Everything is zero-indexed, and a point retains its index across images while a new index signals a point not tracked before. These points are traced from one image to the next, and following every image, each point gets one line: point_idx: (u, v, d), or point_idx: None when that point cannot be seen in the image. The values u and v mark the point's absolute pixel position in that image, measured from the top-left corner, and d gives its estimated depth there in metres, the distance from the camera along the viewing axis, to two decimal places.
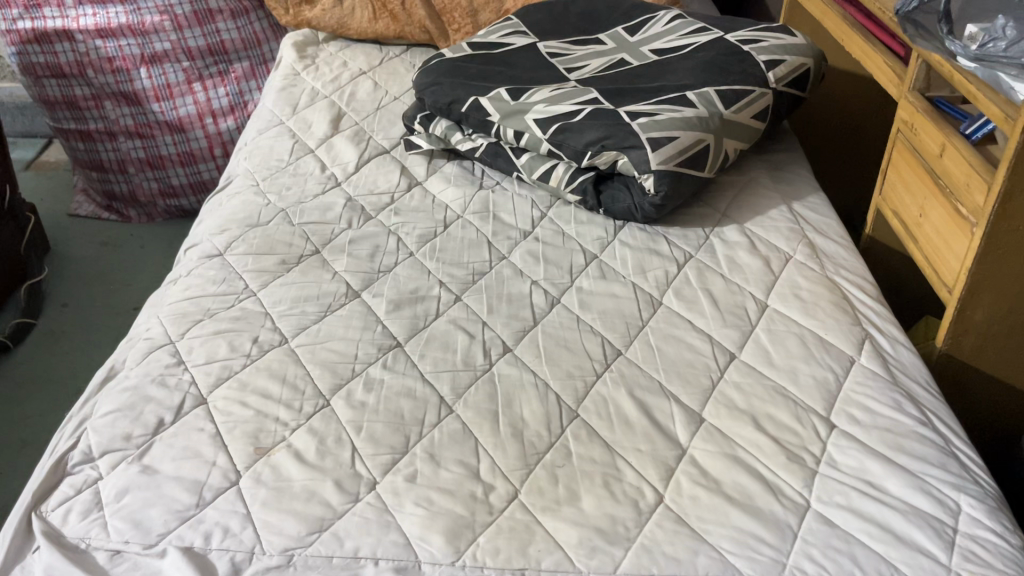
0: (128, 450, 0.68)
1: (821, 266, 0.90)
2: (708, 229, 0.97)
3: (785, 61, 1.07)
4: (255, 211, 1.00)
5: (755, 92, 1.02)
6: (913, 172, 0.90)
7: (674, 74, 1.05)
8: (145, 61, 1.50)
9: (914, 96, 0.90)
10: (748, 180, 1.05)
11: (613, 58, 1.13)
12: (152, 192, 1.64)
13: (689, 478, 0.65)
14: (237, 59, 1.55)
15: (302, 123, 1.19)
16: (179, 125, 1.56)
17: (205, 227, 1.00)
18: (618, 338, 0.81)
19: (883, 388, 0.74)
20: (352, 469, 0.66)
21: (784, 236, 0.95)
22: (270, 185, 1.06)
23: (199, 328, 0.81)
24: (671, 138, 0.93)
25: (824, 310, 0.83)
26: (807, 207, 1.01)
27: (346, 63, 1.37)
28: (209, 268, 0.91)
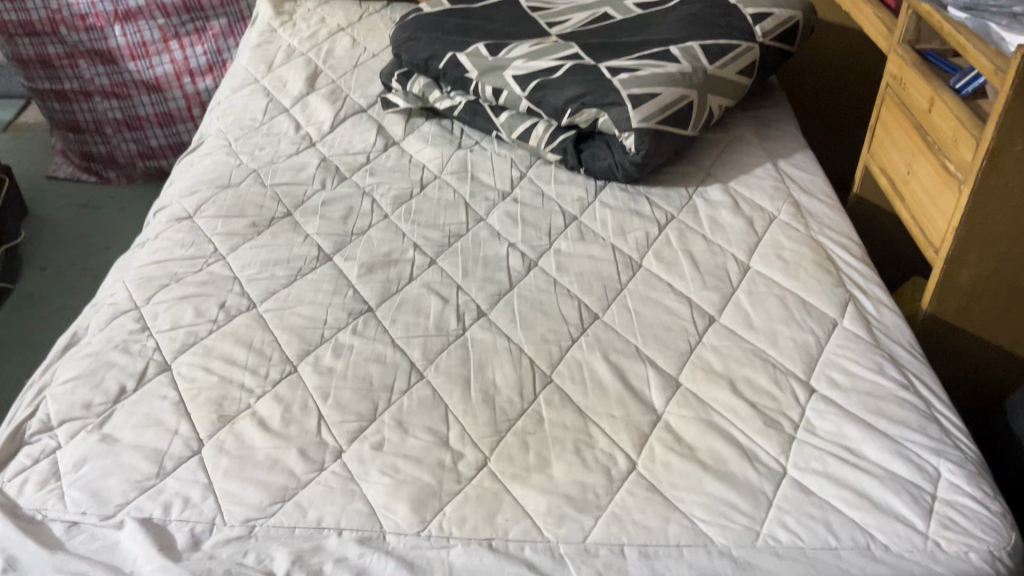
0: (88, 419, 0.66)
1: (805, 226, 0.88)
2: (691, 189, 0.94)
3: (772, 15, 1.03)
4: (226, 172, 0.97)
5: (741, 47, 0.99)
6: (901, 128, 0.87)
7: (657, 28, 1.02)
8: (119, 19, 1.46)
9: (903, 48, 0.87)
10: (733, 138, 1.02)
11: (596, 12, 1.09)
12: (131, 153, 1.61)
13: (663, 445, 0.64)
14: (214, 16, 1.51)
15: (277, 81, 1.16)
16: (157, 84, 1.53)
17: (175, 188, 0.97)
18: (594, 301, 0.79)
19: (865, 351, 0.72)
20: (317, 438, 0.64)
21: (768, 195, 0.92)
22: (242, 145, 1.03)
23: (165, 293, 0.79)
24: (653, 95, 0.90)
25: (807, 272, 0.81)
26: (793, 165, 0.99)
27: (324, 19, 1.33)
28: (178, 231, 0.88)
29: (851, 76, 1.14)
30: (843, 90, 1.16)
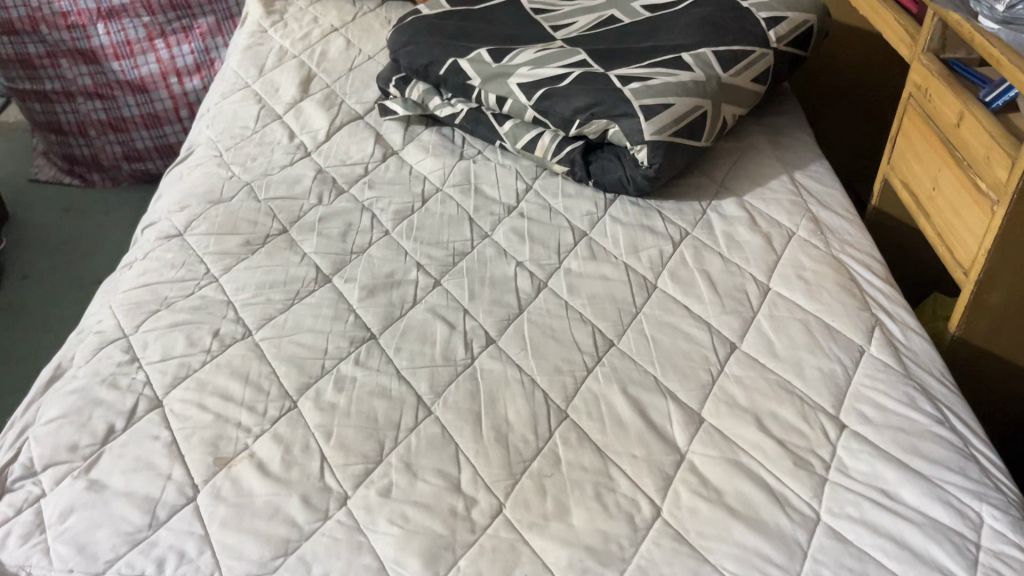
0: (74, 463, 0.62)
1: (825, 243, 0.85)
2: (704, 202, 0.90)
3: (786, 19, 0.99)
4: (217, 185, 0.93)
5: (755, 53, 0.95)
6: (925, 141, 0.83)
7: (668, 32, 0.97)
8: (102, 17, 1.40)
9: (927, 58, 0.83)
10: (746, 147, 0.98)
11: (602, 14, 1.05)
12: (116, 156, 1.55)
13: (688, 488, 0.60)
14: (201, 14, 1.46)
15: (268, 86, 1.11)
16: (142, 85, 1.47)
17: (163, 202, 0.93)
18: (609, 327, 0.75)
19: (895, 381, 0.68)
20: (321, 483, 0.60)
21: (785, 210, 0.89)
22: (234, 156, 0.98)
23: (155, 321, 0.74)
24: (666, 105, 0.86)
25: (830, 294, 0.77)
26: (809, 176, 0.95)
27: (316, 18, 1.28)
28: (167, 250, 0.84)
29: (864, 78, 1.10)
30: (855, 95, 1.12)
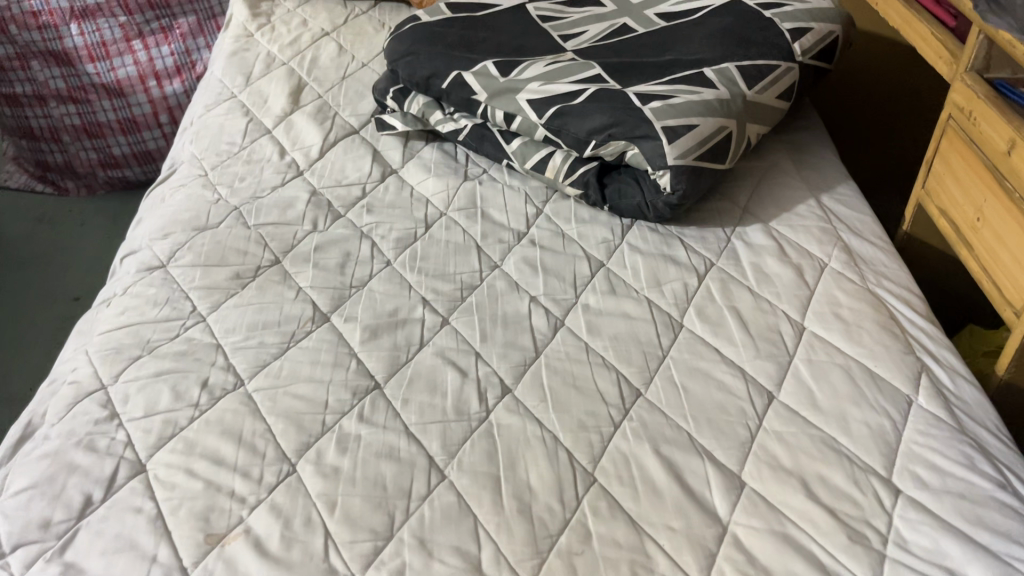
0: (46, 543, 0.56)
1: (860, 275, 0.79)
2: (728, 229, 0.85)
3: (812, 29, 0.93)
4: (203, 210, 0.86)
5: (781, 68, 0.89)
6: (968, 167, 0.77)
7: (686, 45, 0.91)
8: (76, 17, 1.32)
9: (971, 78, 0.77)
10: (768, 166, 0.92)
11: (613, 23, 0.99)
12: (91, 162, 1.46)
13: (735, 568, 0.55)
14: (181, 13, 1.38)
15: (256, 96, 1.04)
16: (118, 88, 1.39)
17: (143, 228, 0.85)
18: (635, 374, 0.69)
19: (950, 437, 0.63)
20: (326, 564, 0.54)
21: (816, 238, 0.83)
22: (220, 176, 0.91)
23: (136, 369, 0.67)
24: (689, 126, 0.80)
25: (870, 335, 0.72)
26: (836, 199, 0.89)
27: (306, 21, 1.20)
28: (149, 285, 0.77)
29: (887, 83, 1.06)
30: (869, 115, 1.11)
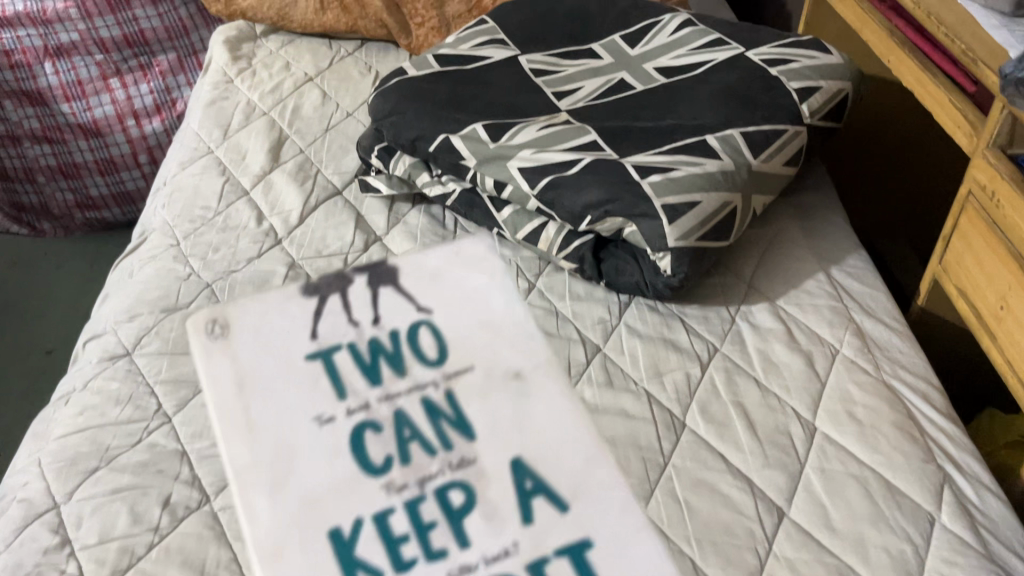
0: None
1: (874, 364, 0.74)
2: (733, 308, 0.79)
3: (821, 88, 0.88)
4: (172, 288, 0.80)
5: (788, 133, 0.84)
6: (992, 252, 0.72)
7: (688, 106, 0.86)
8: (49, 55, 1.27)
9: (993, 155, 0.71)
10: (775, 233, 0.87)
11: (610, 78, 0.93)
12: (68, 204, 1.40)
13: None
14: (160, 50, 1.32)
15: (234, 152, 0.98)
16: (95, 128, 1.33)
17: (108, 308, 0.80)
18: (635, 486, 0.63)
19: (978, 568, 0.59)
20: None
21: (827, 319, 0.77)
22: (192, 246, 0.86)
23: (92, 485, 0.63)
24: (691, 204, 0.75)
25: (887, 440, 0.67)
26: (847, 272, 0.83)
27: (289, 65, 1.15)
28: (111, 378, 0.72)
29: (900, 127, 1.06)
30: (893, 181, 1.11)
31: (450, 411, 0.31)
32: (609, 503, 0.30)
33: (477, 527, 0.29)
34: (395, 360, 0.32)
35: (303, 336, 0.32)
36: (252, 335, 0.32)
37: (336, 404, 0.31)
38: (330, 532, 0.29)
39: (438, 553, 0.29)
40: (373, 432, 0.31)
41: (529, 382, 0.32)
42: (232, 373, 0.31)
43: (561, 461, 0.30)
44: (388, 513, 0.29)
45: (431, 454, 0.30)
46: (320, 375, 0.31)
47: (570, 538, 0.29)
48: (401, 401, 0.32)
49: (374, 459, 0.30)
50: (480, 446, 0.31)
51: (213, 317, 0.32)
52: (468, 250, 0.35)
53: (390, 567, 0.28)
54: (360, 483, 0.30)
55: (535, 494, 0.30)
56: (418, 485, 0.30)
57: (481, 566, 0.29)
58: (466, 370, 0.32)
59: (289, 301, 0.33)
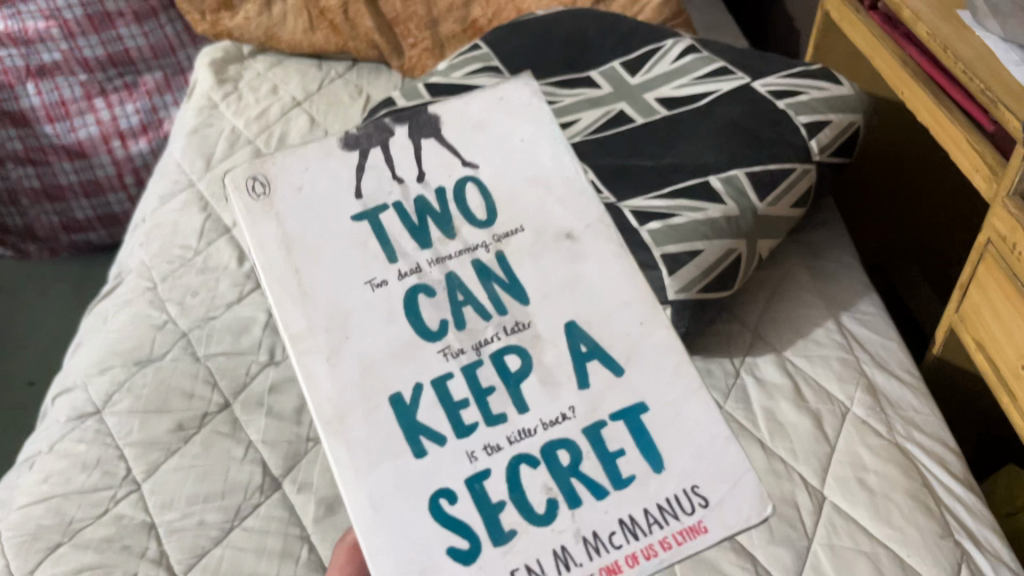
0: None
1: (887, 425, 0.69)
2: (737, 360, 0.75)
3: (831, 122, 0.83)
4: (147, 337, 0.76)
5: (797, 171, 0.79)
6: (1015, 309, 0.67)
7: (690, 142, 0.81)
8: (32, 75, 1.23)
9: (1014, 203, 0.66)
10: (781, 276, 0.83)
11: (609, 109, 0.89)
12: (53, 226, 1.36)
13: None
14: (147, 70, 1.28)
15: (216, 185, 0.94)
16: (80, 150, 1.30)
17: (79, 359, 0.76)
18: None
19: None
20: None
21: (836, 373, 0.73)
22: (170, 290, 0.82)
23: (55, 565, 0.60)
24: (692, 253, 0.71)
25: (900, 512, 0.63)
26: (858, 320, 0.79)
27: (277, 88, 1.11)
28: (78, 439, 0.68)
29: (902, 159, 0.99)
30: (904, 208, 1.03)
31: (500, 275, 0.45)
32: (648, 369, 0.44)
33: (531, 390, 0.43)
34: (443, 223, 0.45)
35: (352, 198, 0.45)
36: (320, 201, 0.45)
37: (390, 267, 0.44)
38: (392, 396, 0.42)
39: (497, 416, 0.43)
40: (425, 295, 0.44)
41: (578, 243, 0.46)
42: (279, 235, 0.44)
43: (606, 324, 0.44)
44: (449, 377, 0.43)
45: (486, 318, 0.44)
46: (370, 239, 0.45)
47: (625, 404, 0.43)
48: (451, 266, 0.45)
49: (430, 322, 0.44)
50: (529, 309, 0.44)
51: (257, 176, 0.45)
52: (513, 98, 0.48)
53: (452, 432, 0.42)
54: (421, 343, 0.43)
55: (589, 357, 0.44)
56: (474, 350, 0.43)
57: (537, 427, 0.43)
58: (514, 232, 0.45)
59: (334, 155, 0.46)
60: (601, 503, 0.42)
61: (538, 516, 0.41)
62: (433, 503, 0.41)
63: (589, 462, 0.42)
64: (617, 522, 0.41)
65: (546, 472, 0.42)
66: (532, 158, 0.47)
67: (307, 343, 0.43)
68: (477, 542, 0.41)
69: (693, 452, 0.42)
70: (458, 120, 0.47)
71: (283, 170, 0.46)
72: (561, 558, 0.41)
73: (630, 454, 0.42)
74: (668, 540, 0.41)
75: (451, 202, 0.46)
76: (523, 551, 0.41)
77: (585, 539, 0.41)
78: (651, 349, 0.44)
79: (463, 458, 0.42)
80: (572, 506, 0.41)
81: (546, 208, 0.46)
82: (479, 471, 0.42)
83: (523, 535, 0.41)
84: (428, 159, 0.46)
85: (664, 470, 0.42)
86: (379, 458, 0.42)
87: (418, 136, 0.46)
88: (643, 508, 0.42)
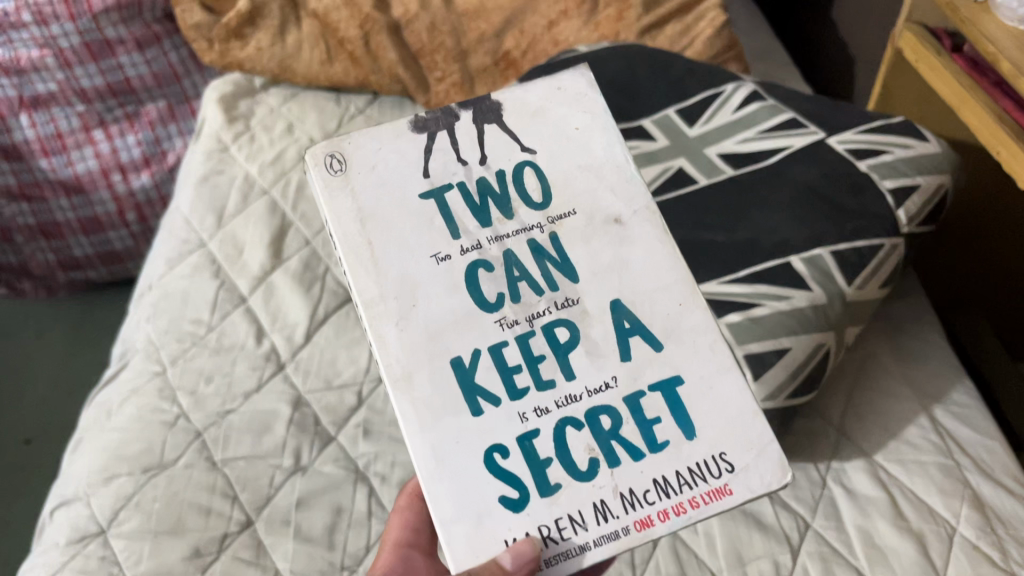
0: None
1: (1001, 550, 0.61)
2: (823, 465, 0.67)
3: (919, 186, 0.74)
4: (157, 439, 0.67)
5: (884, 248, 0.70)
6: None
7: (763, 212, 0.73)
8: (26, 106, 1.13)
9: None
10: (863, 357, 0.75)
11: (667, 167, 0.80)
12: (49, 264, 1.28)
13: None
14: (149, 99, 1.18)
15: (229, 246, 0.85)
16: (78, 185, 1.21)
17: (79, 465, 0.68)
18: None
19: None
20: None
21: (937, 484, 0.65)
22: (180, 376, 0.73)
23: None
24: (779, 351, 0.63)
25: None
26: (952, 412, 0.70)
27: (292, 127, 1.02)
28: (79, 569, 0.60)
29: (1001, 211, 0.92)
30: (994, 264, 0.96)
31: (554, 253, 0.45)
32: (690, 346, 0.44)
33: (581, 361, 0.44)
34: (503, 203, 0.46)
35: (418, 175, 0.46)
36: (388, 167, 0.46)
37: (452, 243, 0.45)
38: (454, 358, 0.43)
39: (547, 381, 0.43)
40: (485, 270, 0.45)
41: (627, 228, 0.46)
42: (354, 207, 0.45)
43: (652, 307, 0.45)
44: (504, 344, 0.44)
45: (540, 293, 0.45)
46: (435, 213, 0.45)
47: (664, 375, 0.44)
48: (508, 243, 0.45)
49: (488, 294, 0.44)
50: (579, 286, 0.45)
51: (334, 152, 0.45)
52: (570, 85, 0.49)
53: (507, 394, 0.43)
54: (479, 314, 0.44)
55: (632, 332, 0.44)
56: (527, 322, 0.44)
57: (584, 394, 0.43)
58: (567, 215, 0.46)
59: (404, 135, 0.46)
60: (638, 464, 0.43)
61: (580, 472, 0.42)
62: (487, 458, 0.42)
63: (630, 427, 0.43)
64: (652, 481, 0.42)
65: (589, 434, 0.43)
66: (587, 146, 0.47)
67: (378, 308, 0.43)
68: (526, 491, 0.42)
69: (730, 422, 0.43)
70: (518, 108, 0.48)
71: (357, 147, 0.46)
72: (600, 510, 0.42)
73: (667, 422, 0.43)
74: (697, 499, 0.42)
75: (506, 177, 0.46)
76: (567, 503, 0.42)
77: (623, 496, 0.42)
78: (693, 327, 0.45)
79: (514, 417, 0.43)
80: (611, 465, 0.42)
81: (598, 194, 0.47)
82: (530, 430, 0.43)
83: (567, 488, 0.42)
84: (490, 144, 0.47)
85: (698, 437, 0.43)
86: (439, 415, 0.42)
87: (482, 121, 0.47)
88: (675, 470, 0.43)
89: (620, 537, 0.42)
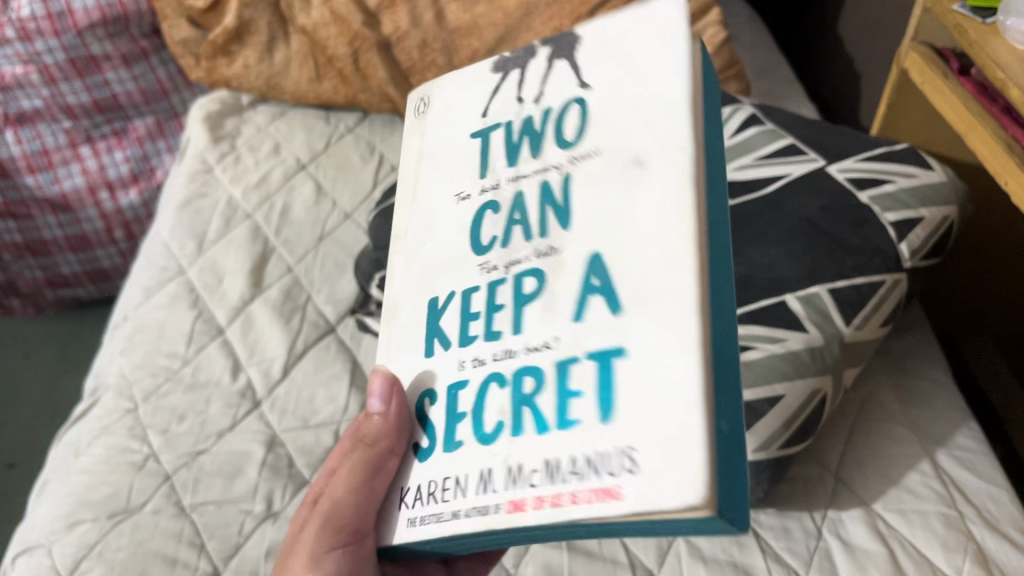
0: None
1: None
2: (819, 515, 0.64)
3: (923, 219, 0.70)
4: (124, 483, 0.65)
5: (884, 284, 0.67)
6: None
7: (760, 247, 0.69)
8: (11, 122, 1.11)
9: None
10: (864, 398, 0.71)
11: None
12: (37, 281, 1.26)
13: None
14: (137, 115, 1.16)
15: (208, 274, 0.82)
16: (65, 203, 1.18)
17: (44, 509, 0.65)
18: None
19: None
20: None
21: (937, 537, 0.61)
22: (152, 414, 0.71)
23: None
24: (772, 399, 0.60)
25: None
26: (957, 457, 0.67)
27: (278, 146, 0.99)
28: None
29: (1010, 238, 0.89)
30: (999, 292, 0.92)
31: (558, 197, 0.39)
32: (652, 319, 0.33)
33: (533, 312, 0.37)
34: (535, 142, 0.41)
35: (478, 115, 0.45)
36: (456, 114, 0.46)
37: (477, 182, 0.43)
38: (434, 297, 0.42)
39: (495, 332, 0.38)
40: (491, 212, 0.41)
41: (648, 170, 0.36)
42: (419, 148, 0.47)
43: (636, 262, 0.35)
44: (475, 290, 0.40)
45: (528, 238, 0.39)
46: (475, 154, 0.44)
47: (607, 341, 0.34)
48: (523, 185, 0.41)
49: (485, 236, 0.41)
50: (568, 235, 0.37)
51: (424, 97, 0.49)
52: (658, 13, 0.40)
53: (457, 339, 0.40)
54: (469, 256, 0.41)
55: (595, 290, 0.35)
56: (504, 268, 0.39)
57: (521, 350, 0.37)
58: (589, 154, 0.39)
59: (484, 76, 0.46)
60: (538, 437, 0.34)
61: (486, 434, 0.36)
62: (419, 403, 0.40)
63: (545, 394, 0.35)
64: (541, 461, 0.33)
65: (507, 393, 0.36)
66: (651, 72, 0.38)
67: (399, 242, 0.45)
68: (433, 445, 0.39)
69: (675, 457, 0.30)
70: (596, 38, 0.42)
71: (442, 92, 0.48)
72: (483, 480, 0.35)
73: (585, 398, 0.33)
74: (578, 496, 0.31)
75: (528, 127, 0.42)
76: (459, 466, 0.36)
77: (509, 468, 0.34)
78: (661, 246, 0.34)
79: (456, 366, 0.39)
80: (512, 433, 0.35)
81: (633, 132, 0.38)
82: (461, 380, 0.39)
83: (466, 448, 0.37)
84: (552, 81, 0.42)
85: (611, 421, 0.32)
86: (403, 347, 0.43)
87: (557, 57, 0.42)
88: (575, 455, 0.32)
89: (489, 513, 0.34)
